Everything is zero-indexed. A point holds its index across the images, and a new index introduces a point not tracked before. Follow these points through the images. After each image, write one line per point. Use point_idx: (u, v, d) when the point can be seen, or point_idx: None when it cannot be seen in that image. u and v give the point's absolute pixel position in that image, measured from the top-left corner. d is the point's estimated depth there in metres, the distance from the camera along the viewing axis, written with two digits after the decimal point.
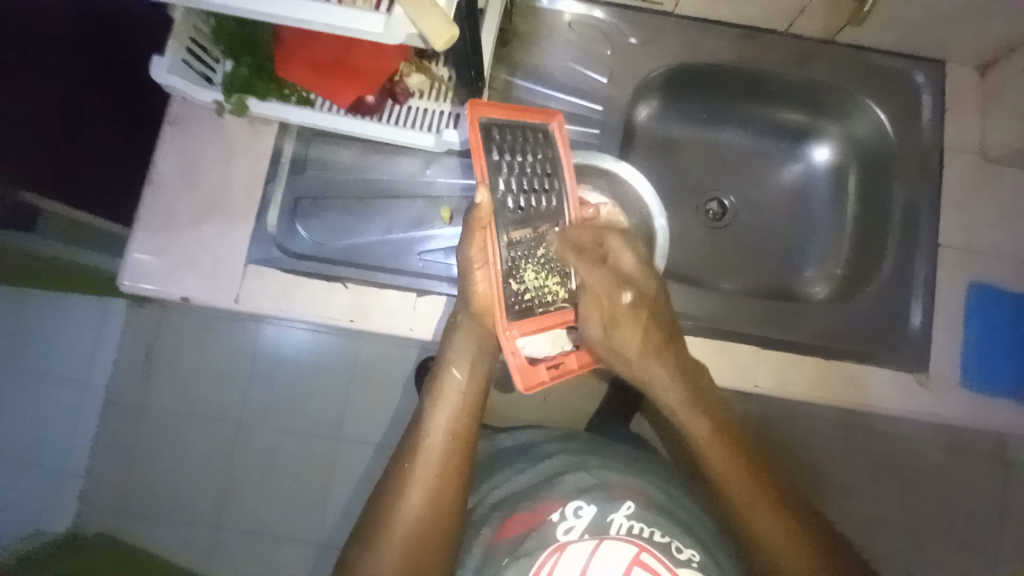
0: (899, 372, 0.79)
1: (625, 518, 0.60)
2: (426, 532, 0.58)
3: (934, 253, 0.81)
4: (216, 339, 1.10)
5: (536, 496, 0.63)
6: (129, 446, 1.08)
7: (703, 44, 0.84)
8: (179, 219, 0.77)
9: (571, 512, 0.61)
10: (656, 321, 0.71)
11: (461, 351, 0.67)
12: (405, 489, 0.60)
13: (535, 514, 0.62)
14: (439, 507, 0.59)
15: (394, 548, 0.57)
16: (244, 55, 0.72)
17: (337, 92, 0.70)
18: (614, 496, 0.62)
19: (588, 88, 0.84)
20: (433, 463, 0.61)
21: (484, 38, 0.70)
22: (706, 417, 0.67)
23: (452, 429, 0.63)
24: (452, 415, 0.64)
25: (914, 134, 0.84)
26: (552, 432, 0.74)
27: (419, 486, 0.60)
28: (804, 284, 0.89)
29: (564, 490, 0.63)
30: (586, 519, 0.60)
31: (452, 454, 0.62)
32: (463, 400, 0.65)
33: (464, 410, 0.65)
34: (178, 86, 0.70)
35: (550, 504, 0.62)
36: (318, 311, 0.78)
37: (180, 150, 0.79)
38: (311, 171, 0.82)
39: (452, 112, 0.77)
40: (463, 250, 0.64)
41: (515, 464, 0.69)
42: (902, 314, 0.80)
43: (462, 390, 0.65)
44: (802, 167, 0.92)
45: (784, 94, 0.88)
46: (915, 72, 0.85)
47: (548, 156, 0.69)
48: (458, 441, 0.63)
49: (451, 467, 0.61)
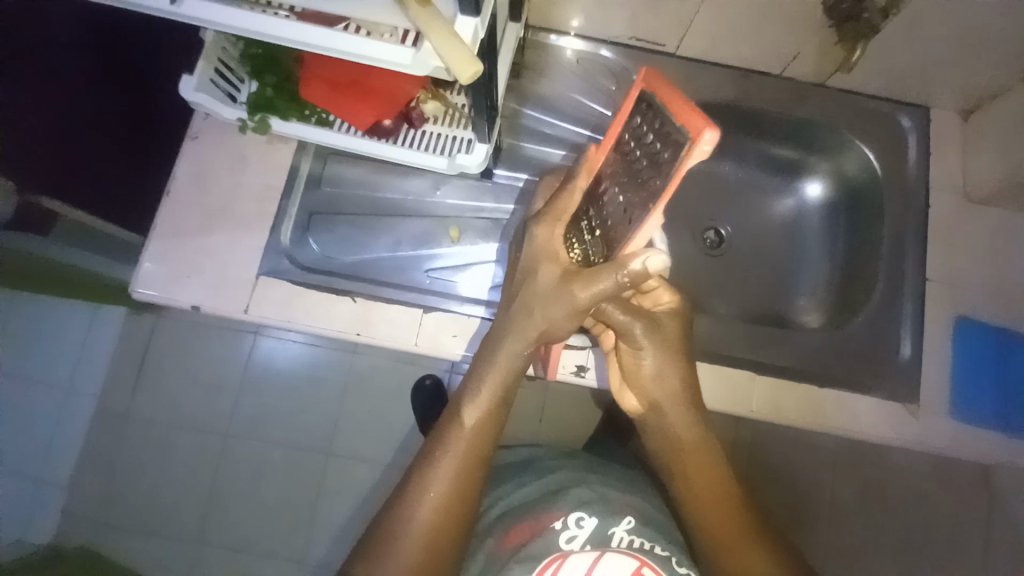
0: (888, 401, 0.81)
1: (626, 531, 0.61)
2: (436, 546, 0.58)
3: (921, 286, 0.85)
4: (217, 349, 1.11)
5: (539, 507, 0.64)
6: (121, 453, 1.08)
7: (701, 83, 0.89)
8: (194, 230, 0.79)
9: (573, 522, 0.62)
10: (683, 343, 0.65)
11: (497, 365, 0.62)
12: (410, 502, 0.59)
13: (538, 522, 0.63)
14: (446, 519, 0.59)
15: (406, 560, 0.57)
16: (269, 76, 0.77)
17: (357, 113, 0.74)
18: (614, 510, 0.63)
19: (592, 120, 0.90)
20: (447, 476, 0.60)
21: (500, 64, 0.74)
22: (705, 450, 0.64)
23: (468, 443, 0.61)
24: (473, 431, 0.61)
25: (902, 172, 0.88)
26: (553, 448, 0.76)
27: (432, 498, 0.59)
28: (796, 312, 0.93)
29: (565, 502, 0.64)
30: (587, 529, 0.61)
31: (468, 469, 0.60)
32: (492, 414, 0.62)
33: (485, 423, 0.62)
34: (203, 103, 0.72)
35: (552, 513, 0.63)
36: (323, 323, 0.78)
37: (200, 163, 0.81)
38: (325, 187, 0.86)
39: (463, 137, 0.80)
40: (577, 297, 0.59)
41: (517, 478, 0.70)
42: (891, 344, 0.83)
43: (490, 403, 0.62)
44: (794, 200, 0.97)
45: (777, 132, 0.93)
46: (899, 116, 0.90)
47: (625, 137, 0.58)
48: (475, 458, 0.61)
49: (464, 483, 0.60)
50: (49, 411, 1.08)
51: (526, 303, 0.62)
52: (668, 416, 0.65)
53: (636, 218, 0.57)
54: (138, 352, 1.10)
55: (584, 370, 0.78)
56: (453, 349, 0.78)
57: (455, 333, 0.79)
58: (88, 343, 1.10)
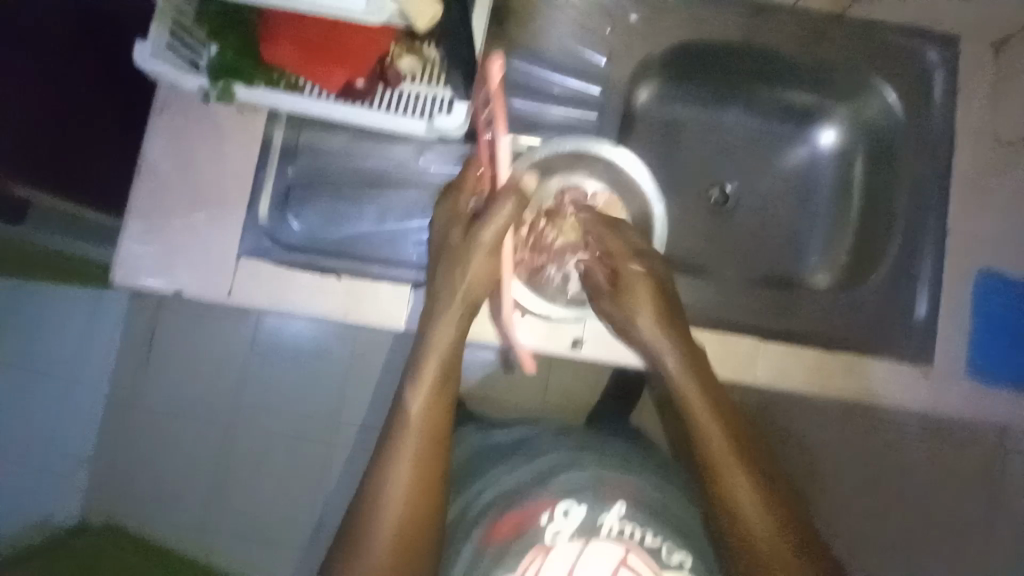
0: (902, 364, 0.77)
1: (617, 520, 0.61)
2: (406, 532, 0.59)
3: (942, 240, 0.79)
4: (215, 329, 1.10)
5: (526, 494, 0.63)
6: (134, 433, 1.09)
7: (705, 24, 0.81)
8: (170, 210, 0.76)
9: (559, 514, 0.62)
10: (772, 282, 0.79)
11: (433, 344, 0.67)
12: (383, 485, 0.60)
13: (524, 513, 0.62)
14: (419, 501, 0.60)
15: (382, 546, 0.58)
16: (230, 37, 0.69)
17: (328, 74, 0.69)
18: (603, 496, 0.63)
19: (586, 70, 0.82)
20: (407, 458, 0.61)
21: (475, 22, 0.67)
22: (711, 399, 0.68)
23: (420, 428, 0.63)
24: (424, 415, 0.63)
25: (926, 115, 0.80)
26: (548, 426, 0.74)
27: (397, 481, 0.60)
28: (806, 272, 0.87)
29: (555, 489, 0.63)
30: (574, 520, 0.61)
31: (427, 455, 0.62)
32: (438, 396, 0.65)
33: (433, 408, 0.64)
34: (165, 73, 0.67)
35: (540, 503, 0.62)
36: (309, 304, 0.75)
37: (170, 139, 0.77)
38: (302, 157, 0.80)
39: (443, 96, 0.73)
40: (480, 235, 0.67)
41: (509, 461, 0.68)
42: (905, 303, 0.79)
43: (434, 385, 0.65)
44: (808, 150, 0.89)
45: (789, 75, 0.85)
46: (928, 49, 0.81)
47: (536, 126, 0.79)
48: (432, 440, 0.63)
49: (423, 466, 0.61)
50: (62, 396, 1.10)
51: (448, 266, 0.68)
52: (667, 355, 0.71)
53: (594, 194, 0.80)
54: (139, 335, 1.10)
55: (580, 344, 0.76)
56: None
57: None
58: (90, 329, 1.10)
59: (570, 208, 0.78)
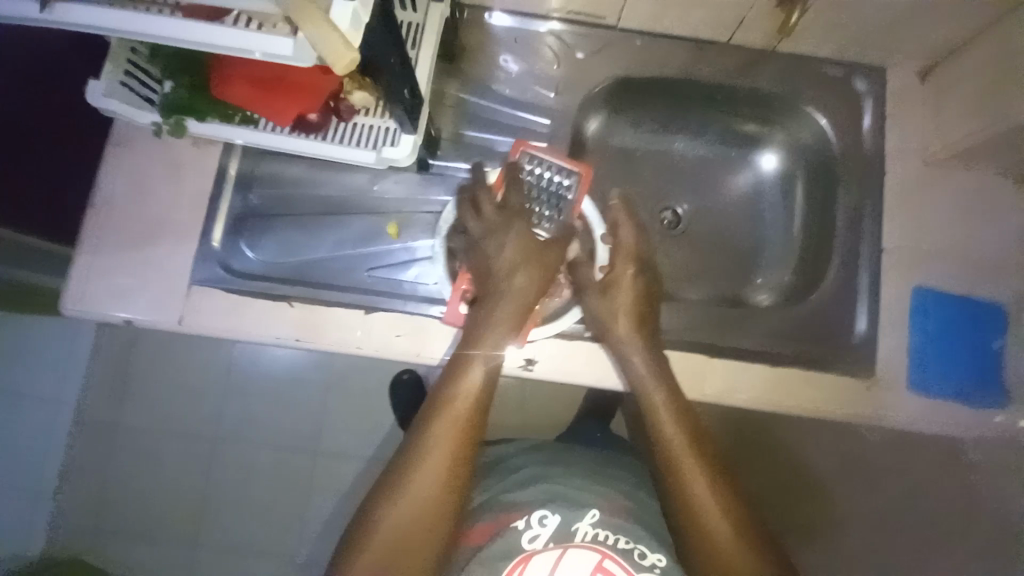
0: (850, 378, 0.78)
1: (590, 526, 0.65)
2: (420, 518, 0.61)
3: (878, 257, 0.81)
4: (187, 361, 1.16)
5: (500, 506, 0.68)
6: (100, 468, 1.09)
7: (644, 57, 0.85)
8: (122, 240, 0.76)
9: (535, 521, 0.65)
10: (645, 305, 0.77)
11: (479, 346, 0.69)
12: (407, 474, 0.62)
13: (497, 522, 0.66)
14: (441, 491, 0.62)
15: (395, 532, 0.60)
16: (182, 77, 0.71)
17: (280, 111, 0.71)
18: (581, 504, 0.67)
19: (535, 101, 0.86)
20: (438, 450, 0.63)
21: (420, 75, 0.70)
22: (662, 383, 0.71)
23: (458, 421, 0.65)
24: (462, 408, 0.65)
25: (859, 140, 0.84)
26: (522, 443, 0.79)
27: (423, 471, 0.62)
28: (755, 290, 0.90)
29: (529, 500, 0.68)
30: (550, 527, 0.65)
31: (457, 446, 0.64)
32: (477, 392, 0.67)
33: (474, 408, 0.66)
34: (119, 111, 0.70)
35: (517, 512, 0.67)
36: (261, 330, 0.76)
37: (125, 172, 0.78)
38: (258, 188, 0.82)
39: (393, 127, 0.75)
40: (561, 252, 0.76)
41: (485, 479, 0.73)
42: (846, 318, 0.81)
43: (475, 383, 0.67)
44: (752, 174, 0.93)
45: (729, 104, 0.89)
46: (854, 79, 0.86)
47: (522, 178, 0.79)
48: (465, 437, 0.64)
49: (451, 460, 0.63)
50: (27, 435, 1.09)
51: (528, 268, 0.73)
52: (627, 347, 0.73)
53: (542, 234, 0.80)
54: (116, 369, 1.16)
55: (533, 364, 0.76)
56: (397, 349, 0.76)
57: (399, 332, 0.77)
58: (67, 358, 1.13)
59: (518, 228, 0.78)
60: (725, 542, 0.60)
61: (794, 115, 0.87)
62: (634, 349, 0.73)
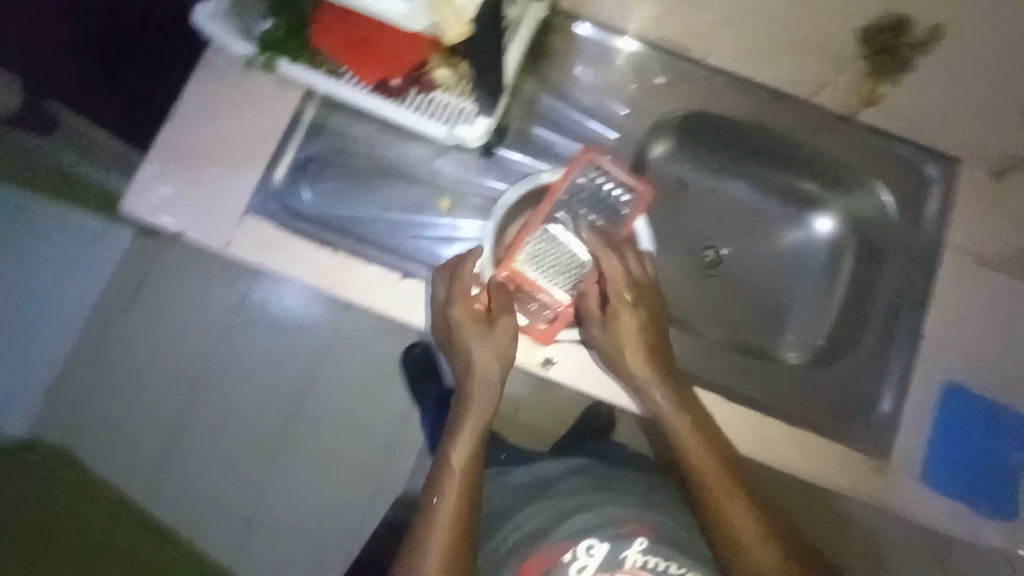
0: (860, 455, 0.77)
1: (639, 553, 0.62)
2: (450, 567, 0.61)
3: (916, 344, 0.80)
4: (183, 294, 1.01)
5: (547, 534, 0.64)
6: None
7: (722, 96, 0.85)
8: (188, 156, 0.79)
9: (583, 552, 0.62)
10: (658, 337, 0.76)
11: (474, 403, 0.70)
12: (423, 538, 0.63)
13: (549, 554, 0.63)
14: (456, 548, 0.62)
15: None
16: (282, 17, 0.73)
17: (364, 69, 0.73)
18: (625, 533, 0.63)
19: (606, 115, 0.87)
20: (448, 505, 0.64)
21: (508, 55, 0.73)
22: (687, 415, 0.72)
23: (460, 476, 0.66)
24: (461, 464, 0.67)
25: (919, 224, 0.83)
26: (566, 465, 0.75)
27: (436, 530, 0.63)
28: (781, 347, 0.90)
29: (573, 530, 0.64)
30: (598, 556, 0.62)
31: (462, 498, 0.65)
32: (474, 444, 0.68)
33: (473, 451, 0.68)
34: (216, 34, 0.74)
35: (563, 544, 0.63)
36: (301, 272, 0.78)
37: (201, 92, 0.80)
38: (325, 136, 0.84)
39: (468, 108, 0.77)
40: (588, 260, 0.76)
41: (537, 504, 0.69)
42: (870, 397, 0.80)
43: (472, 441, 0.68)
44: (804, 234, 0.92)
45: (795, 161, 0.89)
46: (923, 165, 0.84)
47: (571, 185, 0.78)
48: (468, 488, 0.66)
49: (459, 515, 0.64)
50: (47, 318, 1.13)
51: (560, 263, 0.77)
52: (647, 386, 0.73)
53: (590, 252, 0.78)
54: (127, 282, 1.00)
55: (549, 365, 0.78)
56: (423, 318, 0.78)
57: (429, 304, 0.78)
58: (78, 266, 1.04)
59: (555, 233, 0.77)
60: (763, 564, 0.64)
61: (859, 184, 0.86)
62: (654, 387, 0.73)
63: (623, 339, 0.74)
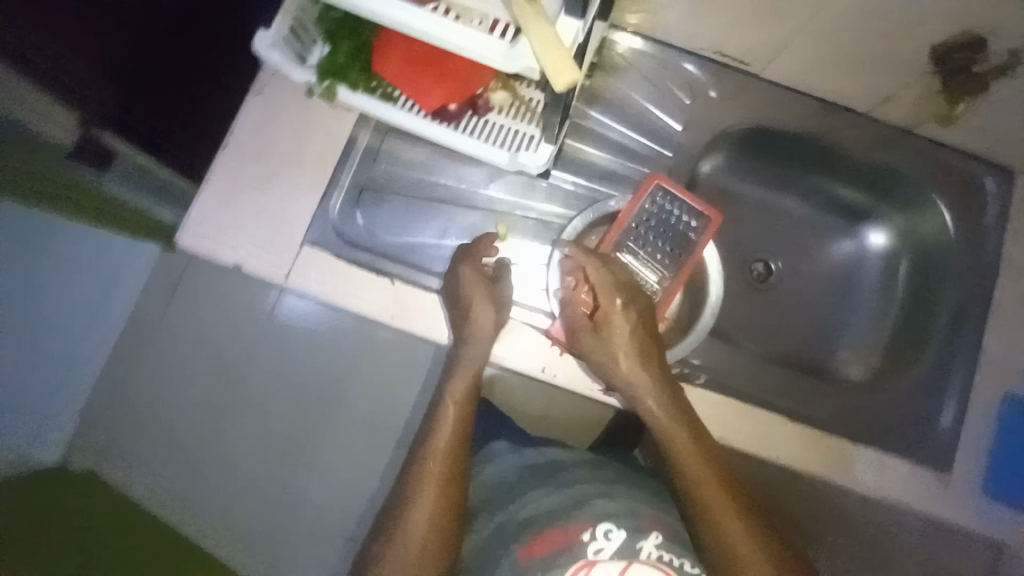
0: (922, 470, 0.77)
1: (655, 546, 0.59)
2: (442, 507, 0.65)
3: (975, 358, 0.80)
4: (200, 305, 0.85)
5: (566, 514, 0.62)
6: None
7: (779, 111, 0.84)
8: (244, 187, 0.78)
9: (600, 534, 0.60)
10: (649, 343, 0.72)
11: (467, 361, 0.73)
12: (418, 478, 0.66)
13: (565, 533, 0.60)
14: (449, 484, 0.66)
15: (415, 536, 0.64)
16: (343, 43, 0.72)
17: (425, 95, 0.71)
18: (642, 525, 0.61)
19: (661, 132, 0.86)
20: (443, 441, 0.68)
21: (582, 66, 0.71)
22: (683, 424, 0.69)
23: (456, 416, 0.70)
24: (457, 405, 0.71)
25: (978, 237, 0.82)
26: (582, 452, 0.71)
27: (431, 469, 0.66)
28: (837, 363, 0.90)
29: (591, 513, 0.61)
30: (615, 542, 0.59)
31: (457, 437, 0.69)
32: (467, 395, 0.72)
33: (467, 395, 0.72)
34: (276, 62, 0.71)
35: (579, 524, 0.60)
36: (360, 302, 0.78)
37: (258, 120, 0.80)
38: (380, 164, 0.83)
39: (528, 132, 0.78)
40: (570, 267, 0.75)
41: (545, 481, 0.66)
42: (929, 411, 0.80)
43: (465, 392, 0.72)
44: (854, 246, 0.92)
45: (850, 174, 0.88)
46: (982, 178, 0.83)
47: (649, 211, 0.77)
48: (461, 430, 0.70)
49: (452, 452, 0.68)
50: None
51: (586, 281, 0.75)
52: (639, 393, 0.70)
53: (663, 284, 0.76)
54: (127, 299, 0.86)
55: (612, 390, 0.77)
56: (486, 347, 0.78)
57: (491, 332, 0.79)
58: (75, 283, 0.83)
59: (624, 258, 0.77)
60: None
61: (915, 200, 0.86)
62: (647, 394, 0.70)
63: (613, 346, 0.71)
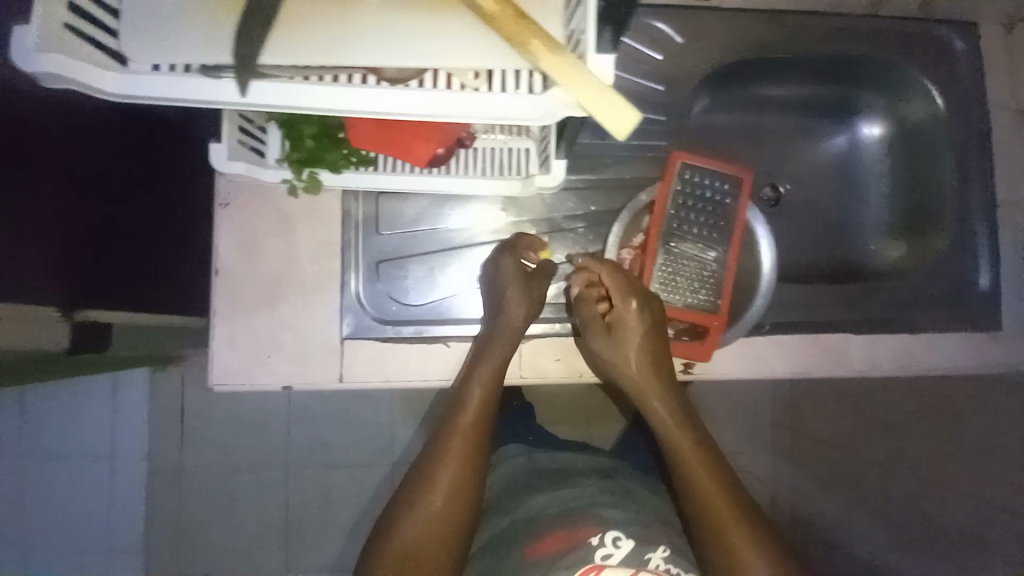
0: (974, 333, 0.83)
1: (663, 558, 0.60)
2: (462, 477, 0.64)
3: (992, 211, 0.84)
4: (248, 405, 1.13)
5: (574, 518, 0.65)
6: (181, 514, 1.11)
7: (748, 37, 0.83)
8: (254, 306, 0.72)
9: (610, 541, 0.61)
10: (658, 342, 0.73)
11: (498, 327, 0.71)
12: (438, 451, 0.65)
13: (572, 535, 0.62)
14: (468, 454, 0.65)
15: (427, 514, 0.62)
16: (305, 126, 0.64)
17: (415, 150, 0.64)
18: (650, 537, 0.62)
19: (644, 96, 0.83)
20: (468, 413, 0.67)
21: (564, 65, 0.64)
22: (694, 436, 0.68)
23: (487, 382, 0.69)
24: (490, 374, 0.69)
25: (965, 96, 0.84)
26: (593, 463, 0.78)
27: (453, 443, 0.66)
28: (869, 256, 0.94)
29: (603, 518, 0.64)
30: (624, 549, 0.60)
31: (483, 409, 0.68)
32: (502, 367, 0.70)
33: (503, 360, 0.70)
34: (244, 171, 0.65)
35: (587, 528, 0.63)
36: (422, 375, 0.75)
37: (239, 232, 0.73)
38: (385, 232, 0.78)
39: (522, 147, 0.73)
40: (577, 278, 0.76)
41: (555, 490, 0.71)
42: (968, 277, 0.84)
43: (499, 361, 0.70)
44: (848, 139, 0.94)
45: (826, 76, 0.89)
46: (953, 39, 0.85)
47: (684, 191, 0.78)
48: (490, 401, 0.68)
49: (476, 425, 0.67)
50: (101, 479, 1.11)
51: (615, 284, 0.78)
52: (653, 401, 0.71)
53: (715, 257, 0.78)
54: (167, 426, 1.11)
55: (692, 367, 0.78)
56: (559, 372, 0.77)
57: (557, 355, 0.78)
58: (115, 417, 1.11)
59: (673, 247, 0.78)
60: None
61: (895, 83, 0.88)
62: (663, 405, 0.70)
63: (625, 344, 0.72)
